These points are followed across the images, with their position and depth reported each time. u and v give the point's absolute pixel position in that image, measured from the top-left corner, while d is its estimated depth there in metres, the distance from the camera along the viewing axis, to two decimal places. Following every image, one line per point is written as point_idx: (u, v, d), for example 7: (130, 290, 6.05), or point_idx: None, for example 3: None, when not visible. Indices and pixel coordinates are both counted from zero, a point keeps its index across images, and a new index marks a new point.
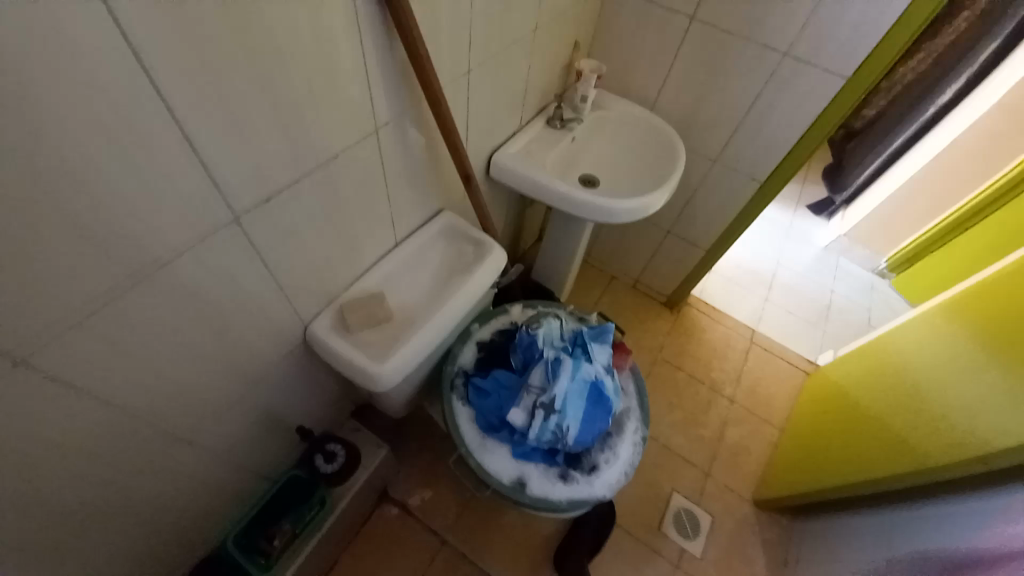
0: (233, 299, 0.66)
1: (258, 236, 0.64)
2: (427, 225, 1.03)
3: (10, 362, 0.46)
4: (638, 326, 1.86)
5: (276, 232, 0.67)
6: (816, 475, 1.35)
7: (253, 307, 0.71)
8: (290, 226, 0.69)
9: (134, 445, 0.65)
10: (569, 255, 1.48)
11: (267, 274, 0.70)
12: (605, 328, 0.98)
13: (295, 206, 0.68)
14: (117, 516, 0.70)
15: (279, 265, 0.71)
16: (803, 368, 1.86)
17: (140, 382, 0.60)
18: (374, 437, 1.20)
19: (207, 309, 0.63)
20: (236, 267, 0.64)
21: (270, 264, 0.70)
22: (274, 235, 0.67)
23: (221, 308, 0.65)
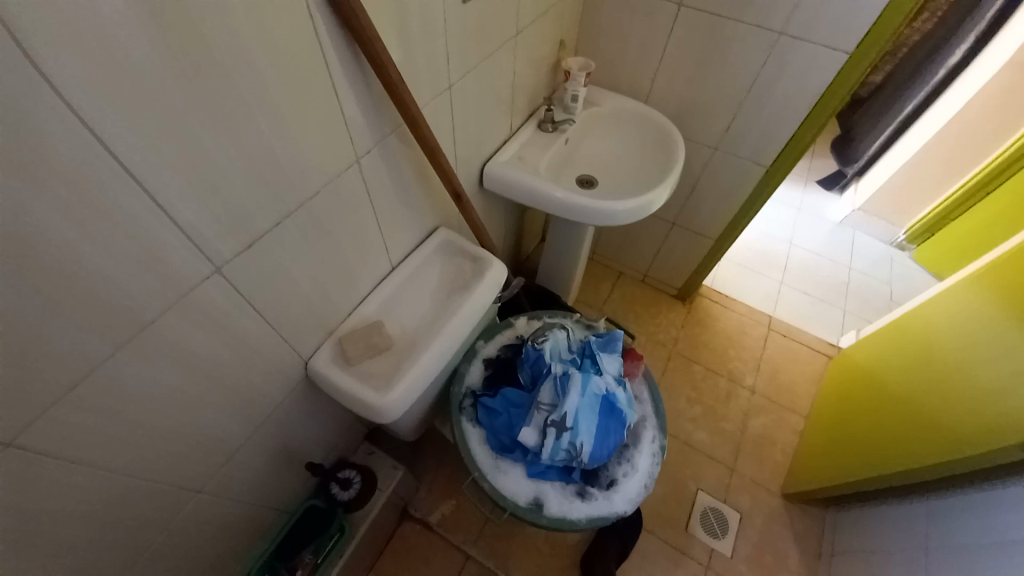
0: (224, 345, 0.66)
1: (243, 281, 0.64)
2: (423, 245, 1.01)
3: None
4: (650, 322, 1.82)
5: (262, 275, 0.66)
6: (845, 465, 1.31)
7: (247, 351, 0.70)
8: (277, 266, 0.68)
9: (136, 499, 0.65)
10: (572, 257, 1.45)
11: (258, 316, 0.69)
12: (614, 337, 0.96)
13: (279, 246, 0.67)
14: (129, 568, 0.71)
15: (270, 306, 0.71)
16: (825, 352, 1.80)
17: (135, 440, 0.60)
18: (390, 459, 1.19)
19: (198, 359, 0.63)
20: (223, 315, 0.63)
21: (260, 307, 0.69)
22: (260, 278, 0.66)
23: (212, 355, 0.65)
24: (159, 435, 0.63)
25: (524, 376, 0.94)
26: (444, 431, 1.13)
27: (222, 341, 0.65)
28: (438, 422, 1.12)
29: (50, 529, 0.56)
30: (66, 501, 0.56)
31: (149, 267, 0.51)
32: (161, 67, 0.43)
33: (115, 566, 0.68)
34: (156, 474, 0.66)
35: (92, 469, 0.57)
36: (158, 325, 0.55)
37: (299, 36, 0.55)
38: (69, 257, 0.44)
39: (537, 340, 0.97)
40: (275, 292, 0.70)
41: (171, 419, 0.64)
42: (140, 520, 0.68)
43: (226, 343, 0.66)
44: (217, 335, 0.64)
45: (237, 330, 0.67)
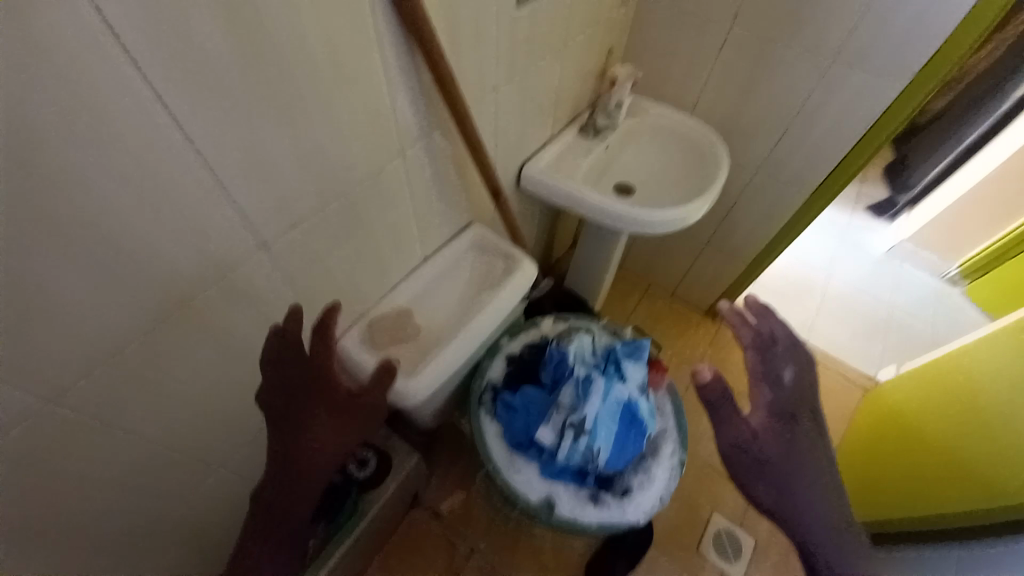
0: (260, 320, 0.69)
1: (283, 260, 0.67)
2: (455, 240, 1.03)
3: (47, 392, 0.50)
4: (677, 337, 1.78)
5: (301, 255, 0.69)
6: (888, 506, 1.24)
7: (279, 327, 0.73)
8: (316, 248, 0.71)
9: (166, 457, 0.69)
10: (602, 264, 1.44)
11: (295, 294, 0.72)
12: (640, 346, 0.94)
13: (319, 228, 0.70)
14: (154, 523, 0.75)
15: (307, 286, 0.74)
16: (860, 385, 1.72)
17: (171, 400, 0.64)
18: (407, 447, 1.23)
19: (234, 331, 0.66)
20: (261, 289, 0.66)
21: (298, 285, 0.72)
22: (300, 257, 0.69)
23: (248, 329, 0.68)
24: (193, 400, 0.67)
25: (545, 377, 0.94)
26: (463, 424, 1.14)
27: (258, 315, 0.68)
28: (458, 415, 1.13)
29: (89, 477, 0.61)
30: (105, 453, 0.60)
31: (199, 238, 0.55)
32: (229, 53, 0.47)
33: (144, 519, 0.72)
34: (188, 436, 0.70)
35: (135, 423, 0.61)
36: (203, 294, 0.59)
37: (355, 30, 0.58)
38: (131, 222, 0.48)
39: (561, 341, 0.97)
40: (313, 272, 0.73)
41: (206, 384, 0.67)
42: (170, 477, 0.72)
43: (261, 318, 0.69)
44: (251, 309, 0.67)
45: (272, 306, 0.69)
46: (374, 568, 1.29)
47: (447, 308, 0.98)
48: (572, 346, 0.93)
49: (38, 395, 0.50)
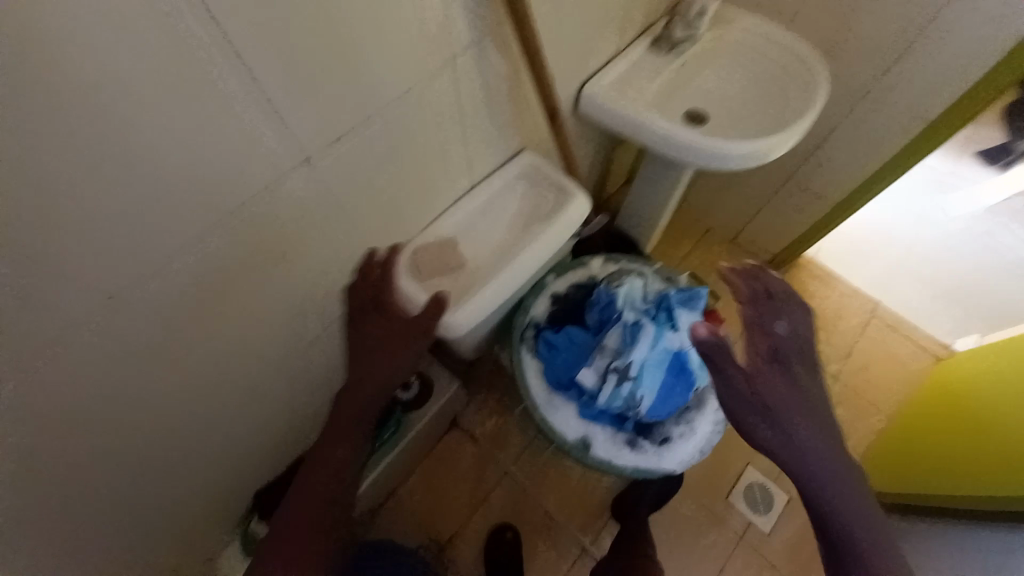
0: (301, 238, 0.68)
1: (325, 178, 0.64)
2: (505, 168, 0.95)
3: (106, 296, 0.52)
4: (732, 287, 1.67)
5: (342, 173, 0.66)
6: (922, 480, 1.18)
7: (320, 248, 0.73)
8: (358, 167, 0.68)
9: (224, 364, 0.72)
10: (660, 203, 1.33)
11: (336, 215, 0.71)
12: (697, 295, 0.88)
13: (362, 145, 0.65)
14: (217, 423, 0.81)
15: (348, 207, 0.71)
16: (933, 353, 1.58)
17: (225, 310, 0.66)
18: (447, 374, 1.27)
19: (276, 249, 0.66)
20: (306, 205, 0.65)
21: (339, 206, 0.70)
22: (341, 175, 0.66)
23: (290, 247, 0.68)
24: (242, 314, 0.69)
25: (590, 318, 0.91)
26: (502, 358, 1.14)
27: (300, 233, 0.67)
28: (497, 349, 1.13)
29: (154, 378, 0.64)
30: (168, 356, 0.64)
31: (242, 143, 0.53)
32: None
33: (208, 421, 0.78)
34: (240, 348, 0.73)
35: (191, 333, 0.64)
36: (244, 208, 0.58)
37: None
38: (167, 126, 0.46)
39: (610, 284, 0.92)
40: (354, 193, 0.70)
41: (256, 296, 0.69)
42: (229, 383, 0.77)
43: (303, 236, 0.68)
44: (293, 227, 0.66)
45: (314, 225, 0.68)
46: (414, 478, 1.39)
47: (493, 240, 0.93)
48: (622, 290, 0.88)
49: (97, 299, 0.51)
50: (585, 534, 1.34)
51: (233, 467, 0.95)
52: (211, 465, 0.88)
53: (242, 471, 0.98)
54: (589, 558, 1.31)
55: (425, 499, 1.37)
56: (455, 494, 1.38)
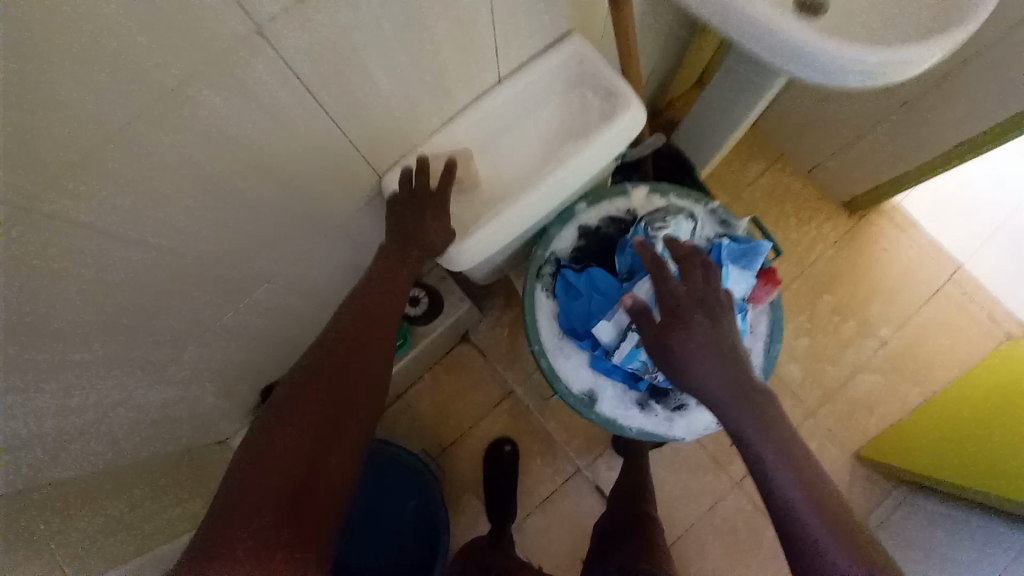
0: (276, 136, 0.56)
1: (298, 62, 0.50)
2: (546, 56, 0.73)
3: (26, 207, 0.44)
4: (793, 229, 1.46)
5: (321, 56, 0.51)
6: (941, 461, 1.14)
7: (304, 149, 0.61)
8: (342, 48, 0.52)
9: (203, 274, 0.66)
10: (732, 120, 1.09)
11: (318, 111, 0.57)
12: (753, 252, 0.74)
13: (345, 18, 0.49)
14: (208, 327, 0.78)
15: (332, 103, 0.57)
16: (1007, 330, 1.38)
17: (188, 220, 0.58)
18: (458, 290, 1.21)
19: (247, 150, 0.55)
20: (270, 93, 0.51)
21: (320, 100, 0.56)
22: (321, 60, 0.51)
23: (265, 147, 0.56)
24: (218, 221, 0.61)
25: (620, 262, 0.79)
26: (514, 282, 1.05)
27: (273, 131, 0.55)
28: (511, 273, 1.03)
29: (124, 287, 0.59)
30: (132, 268, 0.57)
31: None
32: None
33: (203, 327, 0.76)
34: (225, 258, 0.67)
35: (160, 241, 0.57)
36: (192, 94, 0.46)
37: None
38: None
39: (652, 224, 0.77)
40: (340, 84, 0.56)
41: (226, 205, 0.59)
42: (214, 292, 0.71)
43: (278, 134, 0.56)
44: (265, 125, 0.54)
45: (292, 122, 0.56)
46: (422, 382, 1.42)
47: (518, 154, 0.76)
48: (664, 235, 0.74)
49: (15, 209, 0.43)
50: (581, 458, 1.38)
51: (235, 364, 0.95)
52: (212, 362, 0.88)
53: (248, 367, 1.00)
54: (582, 478, 1.37)
55: (431, 404, 1.41)
56: (460, 401, 1.42)
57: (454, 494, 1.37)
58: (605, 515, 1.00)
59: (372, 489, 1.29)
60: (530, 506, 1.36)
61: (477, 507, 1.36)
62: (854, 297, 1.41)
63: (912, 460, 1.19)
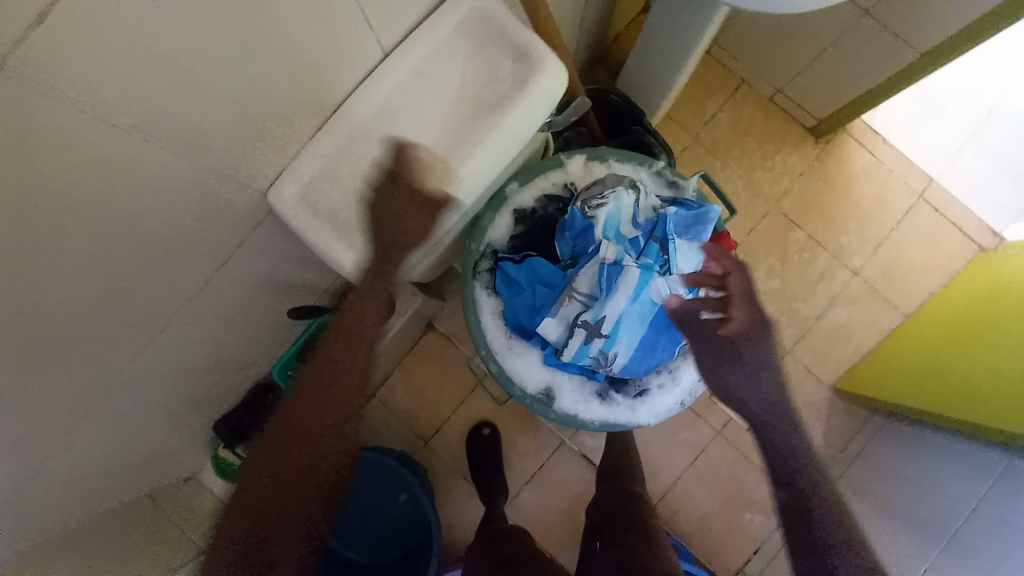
0: (104, 182, 0.45)
1: (84, 93, 0.38)
2: (440, 15, 0.61)
3: None
4: (759, 164, 1.37)
5: (119, 85, 0.40)
6: (915, 385, 1.14)
7: (149, 189, 0.49)
8: (144, 65, 0.40)
9: (89, 344, 0.58)
10: (681, 56, 0.97)
11: (149, 145, 0.45)
12: (702, 219, 0.67)
13: (132, 31, 0.37)
14: (123, 387, 0.70)
15: (165, 130, 0.46)
16: (978, 241, 1.35)
17: (42, 302, 0.48)
18: (409, 284, 1.13)
19: (84, 211, 0.45)
20: (78, 140, 0.40)
21: (146, 131, 0.44)
22: (122, 84, 0.40)
23: (97, 200, 0.45)
24: (73, 294, 0.50)
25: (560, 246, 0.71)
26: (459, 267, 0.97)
27: (94, 179, 0.44)
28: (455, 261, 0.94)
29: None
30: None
31: None
32: None
33: (109, 390, 0.67)
34: (101, 324, 0.57)
35: (1, 335, 0.47)
36: None
37: None
38: None
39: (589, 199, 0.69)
40: (165, 107, 0.44)
41: (84, 272, 0.50)
42: (111, 356, 0.63)
43: (103, 179, 0.45)
44: (83, 178, 0.43)
45: (116, 164, 0.44)
46: (392, 378, 1.37)
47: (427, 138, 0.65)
48: (603, 215, 0.67)
49: None
50: (564, 430, 1.36)
51: (174, 409, 0.88)
52: (148, 414, 0.81)
53: (192, 405, 0.92)
54: (568, 448, 1.36)
55: (406, 399, 1.37)
56: (433, 391, 1.37)
57: (443, 482, 1.36)
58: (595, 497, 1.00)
59: (358, 493, 1.27)
60: (521, 483, 1.36)
61: (468, 491, 1.36)
62: (824, 228, 1.35)
63: (889, 387, 1.18)
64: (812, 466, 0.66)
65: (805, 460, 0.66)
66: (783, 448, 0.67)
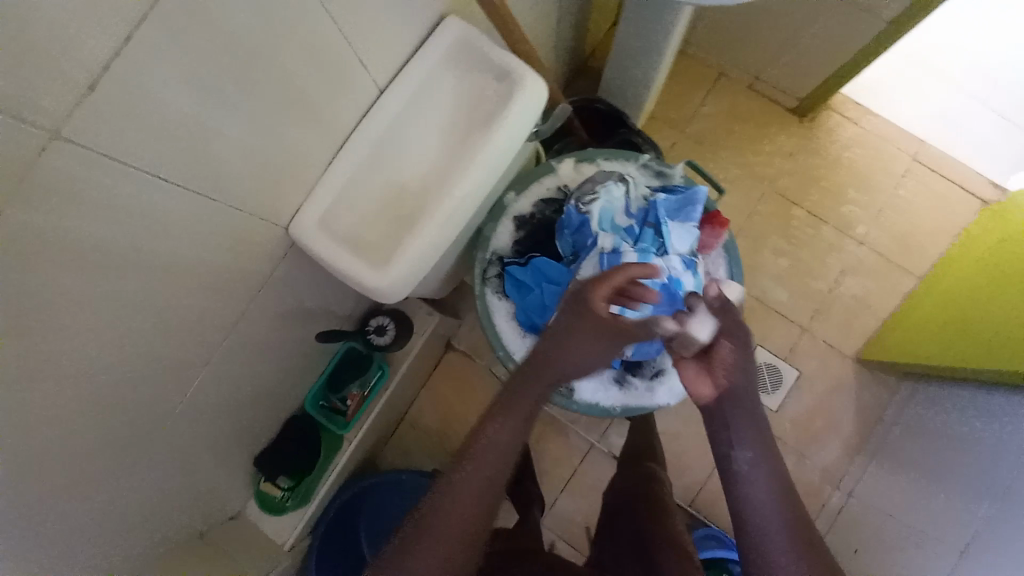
0: (144, 231, 0.50)
1: (125, 148, 0.44)
2: (425, 49, 0.67)
3: None
4: (748, 149, 1.41)
5: (155, 141, 0.46)
6: (936, 343, 1.13)
7: (186, 232, 0.56)
8: (166, 120, 0.46)
9: (140, 382, 0.64)
10: (654, 58, 1.03)
11: (185, 192, 0.52)
12: (689, 201, 0.74)
13: (161, 93, 0.44)
14: (170, 422, 0.75)
15: (196, 177, 0.52)
16: (980, 196, 1.35)
17: (101, 344, 0.54)
18: (425, 305, 1.18)
19: (133, 258, 0.52)
20: (126, 193, 0.47)
21: (181, 180, 0.51)
22: (156, 140, 0.46)
23: (139, 245, 0.51)
24: (123, 333, 0.56)
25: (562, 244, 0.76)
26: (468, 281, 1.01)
27: (135, 227, 0.49)
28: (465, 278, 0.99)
29: (64, 429, 0.56)
30: (60, 409, 0.54)
31: None
32: None
33: (158, 424, 0.73)
34: (149, 362, 0.63)
35: (69, 375, 0.53)
36: (42, 238, 0.42)
37: None
38: None
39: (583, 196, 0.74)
40: (193, 156, 0.50)
41: (135, 314, 0.56)
42: (159, 393, 0.68)
43: (142, 228, 0.50)
44: (132, 228, 0.50)
45: (150, 211, 0.50)
46: (420, 400, 1.40)
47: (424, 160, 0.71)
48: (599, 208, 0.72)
49: None
50: (592, 432, 1.37)
51: (216, 444, 0.93)
52: (193, 449, 0.86)
53: (232, 439, 0.97)
54: (599, 451, 1.37)
55: (434, 419, 1.40)
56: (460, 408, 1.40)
57: None
58: (613, 480, 0.99)
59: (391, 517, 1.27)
60: (556, 491, 1.36)
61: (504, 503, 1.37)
62: (821, 202, 1.38)
63: (911, 350, 1.17)
64: (757, 459, 0.62)
65: (744, 454, 0.62)
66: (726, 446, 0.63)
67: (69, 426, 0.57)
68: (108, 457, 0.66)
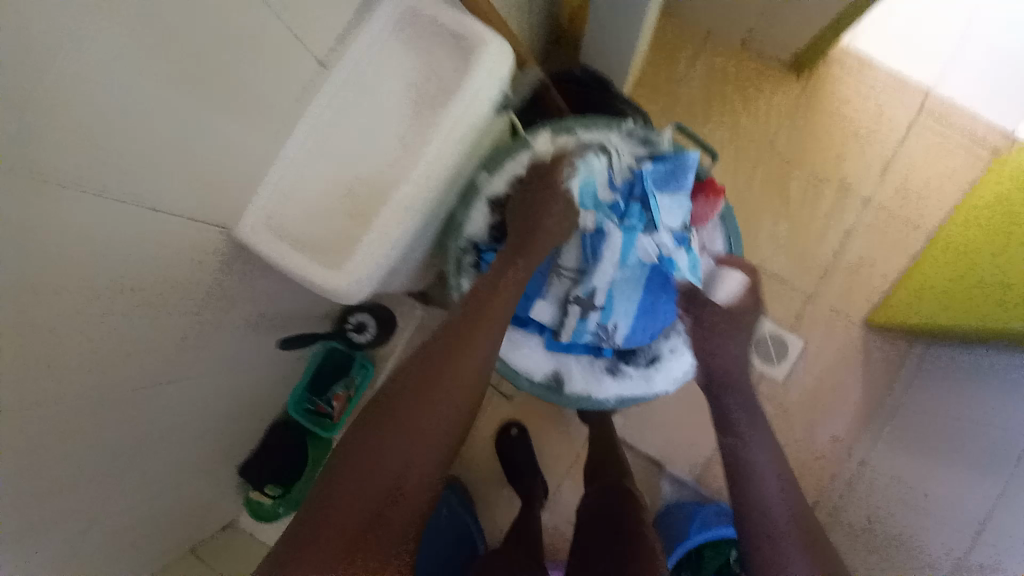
0: (72, 256, 0.43)
1: (21, 164, 0.35)
2: (368, 18, 0.59)
3: None
4: (742, 111, 1.32)
5: (61, 153, 0.38)
6: (947, 307, 1.07)
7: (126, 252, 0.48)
8: (70, 123, 0.37)
9: (100, 415, 0.58)
10: (634, 18, 0.93)
11: (108, 204, 0.44)
12: (680, 168, 0.69)
13: (57, 92, 0.35)
14: (142, 449, 0.70)
15: (120, 188, 0.44)
16: (990, 143, 1.27)
17: (45, 387, 0.48)
18: (408, 298, 1.12)
19: (72, 290, 0.45)
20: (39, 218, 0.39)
21: (104, 193, 0.43)
22: (64, 150, 0.38)
23: (77, 275, 0.44)
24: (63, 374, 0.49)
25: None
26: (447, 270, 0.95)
27: (61, 254, 0.42)
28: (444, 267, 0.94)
29: (18, 481, 0.51)
30: (9, 462, 0.48)
31: None
32: None
33: (128, 453, 0.67)
34: (99, 394, 0.56)
35: (14, 426, 0.47)
36: None
37: None
38: None
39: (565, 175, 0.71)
40: (111, 161, 0.42)
41: (82, 347, 0.50)
42: (123, 421, 0.63)
43: (69, 253, 0.43)
44: (57, 261, 0.42)
45: (75, 235, 0.42)
46: None
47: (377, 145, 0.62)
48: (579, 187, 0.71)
49: None
50: None
51: (198, 463, 0.88)
52: (173, 472, 0.81)
53: (215, 454, 0.92)
54: None
55: None
56: None
57: (482, 490, 1.34)
58: (598, 464, 0.97)
59: None
60: (560, 478, 1.33)
61: (509, 494, 1.33)
62: (823, 162, 1.30)
63: (924, 314, 1.11)
64: (762, 445, 0.67)
65: (752, 438, 0.67)
66: (737, 431, 0.69)
67: (16, 477, 0.50)
68: (74, 496, 0.61)
